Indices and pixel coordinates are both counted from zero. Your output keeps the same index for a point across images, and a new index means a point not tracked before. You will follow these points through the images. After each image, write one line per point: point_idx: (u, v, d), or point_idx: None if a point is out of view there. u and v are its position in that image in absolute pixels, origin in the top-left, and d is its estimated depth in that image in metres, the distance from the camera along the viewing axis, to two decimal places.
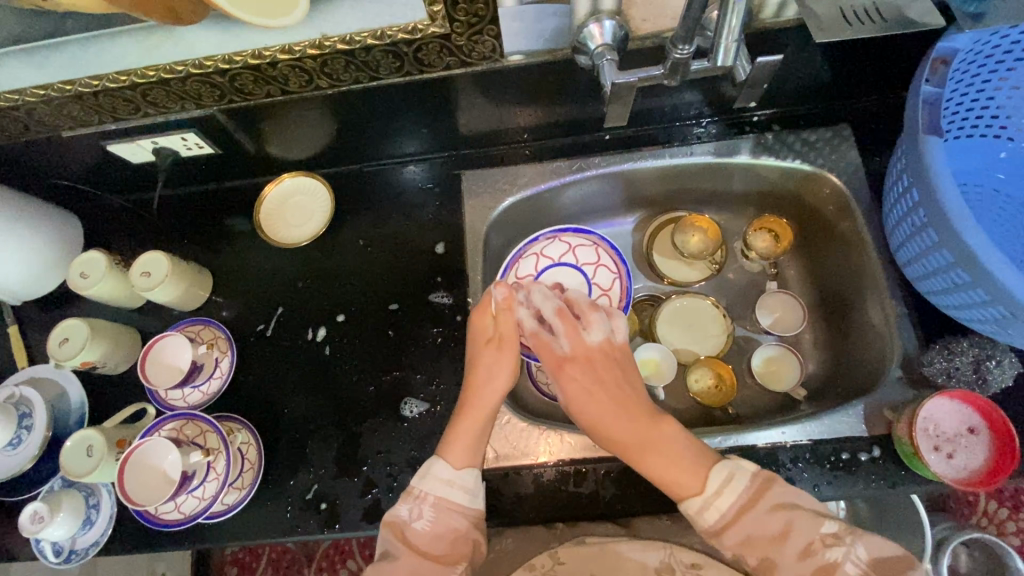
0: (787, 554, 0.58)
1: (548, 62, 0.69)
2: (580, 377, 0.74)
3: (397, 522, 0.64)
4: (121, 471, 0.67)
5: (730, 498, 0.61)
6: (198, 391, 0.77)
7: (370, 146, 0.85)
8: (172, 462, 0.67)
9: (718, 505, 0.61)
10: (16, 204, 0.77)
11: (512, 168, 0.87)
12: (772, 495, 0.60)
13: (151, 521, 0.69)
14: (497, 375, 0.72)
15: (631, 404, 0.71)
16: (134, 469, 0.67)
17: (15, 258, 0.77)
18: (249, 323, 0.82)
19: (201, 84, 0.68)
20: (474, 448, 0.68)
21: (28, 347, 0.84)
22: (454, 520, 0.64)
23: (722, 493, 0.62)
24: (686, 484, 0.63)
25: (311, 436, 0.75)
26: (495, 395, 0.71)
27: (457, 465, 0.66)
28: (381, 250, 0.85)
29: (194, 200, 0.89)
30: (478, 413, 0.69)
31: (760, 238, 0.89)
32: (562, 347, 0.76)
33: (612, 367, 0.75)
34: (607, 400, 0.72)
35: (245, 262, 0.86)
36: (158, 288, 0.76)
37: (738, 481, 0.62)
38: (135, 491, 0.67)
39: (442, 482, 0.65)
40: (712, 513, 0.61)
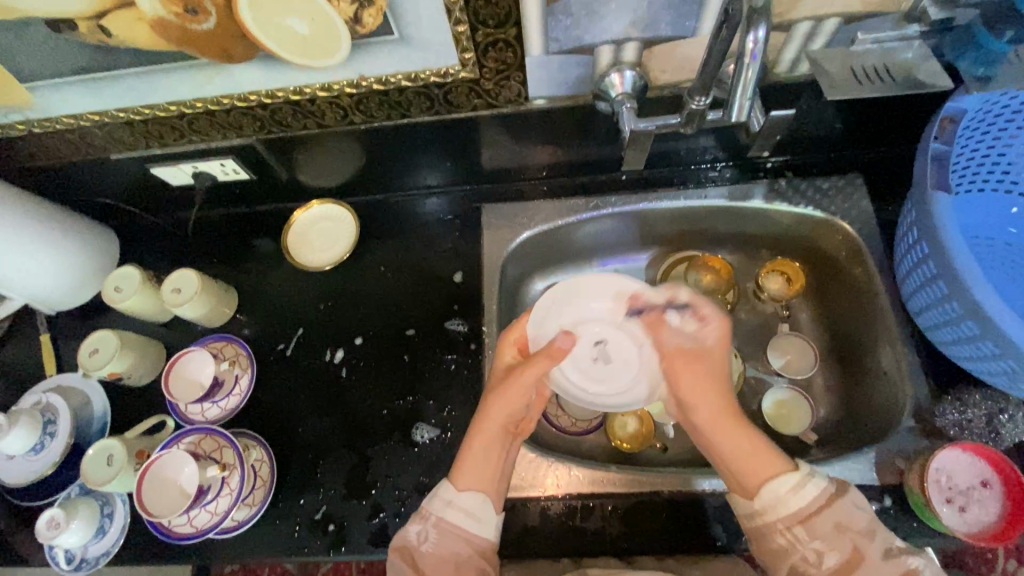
0: (873, 552, 0.56)
1: (569, 106, 0.72)
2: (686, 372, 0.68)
3: (407, 545, 0.63)
4: (141, 479, 0.68)
5: (807, 497, 0.59)
6: (218, 406, 0.79)
7: (395, 177, 0.89)
8: (188, 476, 0.69)
9: (800, 498, 0.59)
10: (71, 220, 0.83)
11: (532, 203, 0.91)
12: (844, 501, 0.58)
13: (165, 533, 0.69)
14: (517, 396, 0.69)
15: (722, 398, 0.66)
16: (152, 480, 0.69)
17: (72, 263, 0.82)
18: (270, 342, 0.85)
19: (243, 116, 0.73)
20: (483, 473, 0.66)
21: (58, 356, 0.87)
22: (458, 544, 0.63)
23: (799, 490, 0.59)
24: (757, 475, 0.61)
25: (323, 456, 0.76)
26: (509, 412, 0.68)
27: (462, 488, 0.66)
28: (400, 276, 0.87)
29: (225, 221, 0.93)
30: (485, 432, 0.68)
31: (774, 281, 0.90)
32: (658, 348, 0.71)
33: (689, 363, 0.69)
34: (709, 400, 0.66)
35: (270, 283, 0.89)
36: (187, 304, 0.79)
37: (817, 482, 0.59)
38: (153, 504, 0.68)
39: (445, 503, 0.65)
40: (788, 505, 0.59)
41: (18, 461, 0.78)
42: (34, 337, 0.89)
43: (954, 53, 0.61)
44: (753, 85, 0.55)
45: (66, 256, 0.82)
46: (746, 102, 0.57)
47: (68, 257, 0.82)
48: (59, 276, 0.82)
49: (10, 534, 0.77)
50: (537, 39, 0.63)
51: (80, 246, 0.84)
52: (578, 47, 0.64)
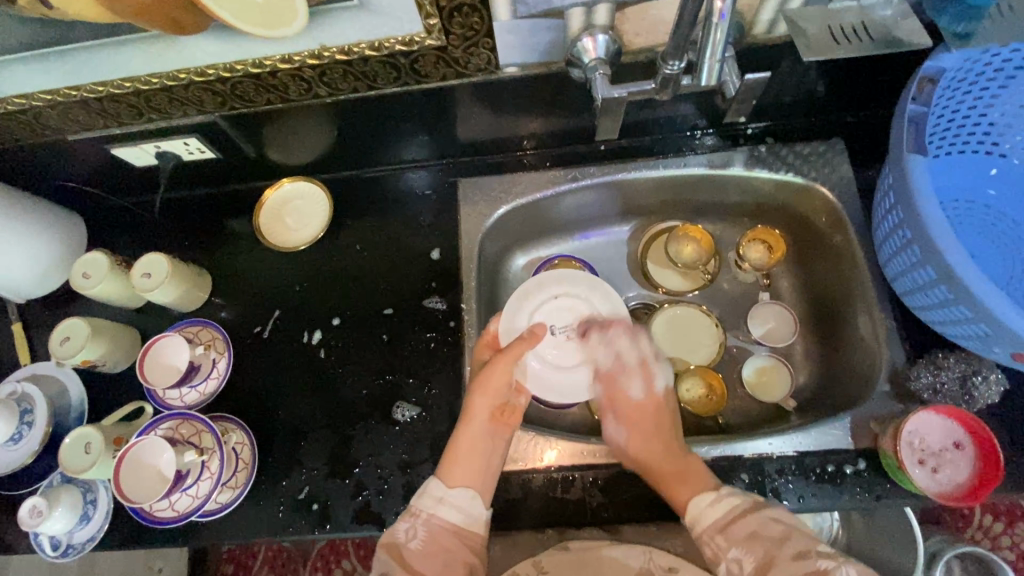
0: (783, 553, 0.58)
1: (542, 74, 0.70)
2: (640, 425, 0.74)
3: (394, 543, 0.63)
4: (117, 465, 0.66)
5: (722, 509, 0.63)
6: (196, 391, 0.78)
7: (373, 153, 0.86)
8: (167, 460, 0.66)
9: (714, 512, 0.64)
10: (19, 201, 0.79)
11: (510, 176, 0.89)
12: (756, 514, 0.62)
13: (144, 518, 0.67)
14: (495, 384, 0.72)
15: (674, 448, 0.70)
16: (129, 467, 0.67)
17: (26, 246, 0.79)
18: (247, 326, 0.84)
19: (203, 91, 0.70)
20: (470, 469, 0.68)
21: (31, 345, 0.86)
22: (446, 537, 0.64)
23: (716, 504, 0.64)
24: (687, 494, 0.66)
25: (305, 437, 0.76)
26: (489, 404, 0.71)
27: (452, 483, 0.67)
28: (377, 254, 0.86)
29: (195, 202, 0.91)
30: (473, 426, 0.70)
31: (754, 250, 0.91)
32: (635, 395, 0.77)
33: (656, 415, 0.75)
34: (648, 440, 0.71)
35: (245, 265, 0.87)
36: (157, 289, 0.78)
37: (733, 496, 0.64)
38: (131, 490, 0.66)
39: (436, 500, 0.66)
40: (709, 516, 0.64)
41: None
42: (5, 327, 0.87)
43: (934, 10, 0.59)
44: (722, 46, 0.54)
45: (17, 239, 0.78)
46: (715, 64, 0.56)
47: (21, 239, 0.78)
48: (17, 261, 0.79)
49: None
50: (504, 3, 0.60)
51: (34, 227, 0.80)
52: (548, 10, 0.61)
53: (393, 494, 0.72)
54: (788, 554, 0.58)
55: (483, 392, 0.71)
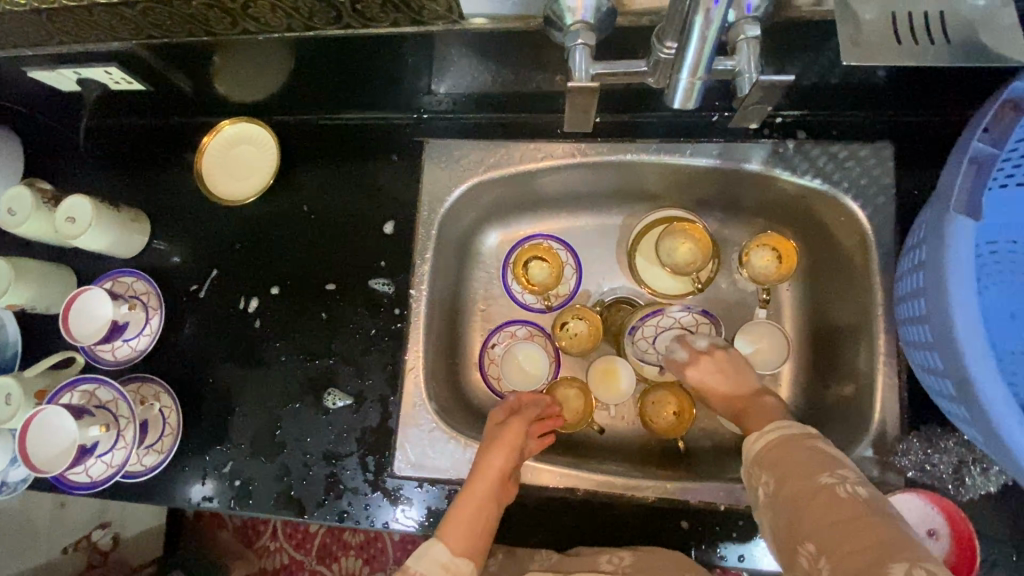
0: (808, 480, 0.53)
1: (517, 30, 0.56)
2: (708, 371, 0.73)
3: None
4: (23, 432, 0.63)
5: (775, 438, 0.60)
6: (129, 346, 0.74)
7: (329, 97, 0.74)
8: (72, 429, 0.63)
9: (764, 442, 0.60)
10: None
11: (485, 142, 0.76)
12: (806, 442, 0.57)
13: (59, 484, 0.66)
14: (509, 451, 0.67)
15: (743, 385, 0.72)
16: (37, 434, 0.63)
17: None
18: (181, 282, 0.77)
19: (113, 16, 0.57)
20: (473, 535, 0.63)
21: None
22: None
23: (771, 438, 0.60)
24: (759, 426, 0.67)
25: (232, 411, 0.73)
26: (507, 458, 0.66)
27: (455, 551, 0.63)
28: (324, 218, 0.76)
29: (135, 135, 0.81)
30: (488, 484, 0.64)
31: (762, 258, 0.77)
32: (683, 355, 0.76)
33: (720, 364, 0.73)
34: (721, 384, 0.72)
35: (184, 213, 0.79)
36: (81, 236, 0.71)
37: (789, 429, 0.60)
38: (40, 458, 0.63)
39: (437, 565, 0.61)
40: (761, 445, 0.60)
41: None
42: None
43: None
44: (706, 65, 0.44)
45: None
46: (694, 82, 0.45)
47: None
48: None
49: None
50: None
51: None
52: None
53: (316, 483, 0.69)
54: (814, 479, 0.53)
55: (499, 462, 0.65)
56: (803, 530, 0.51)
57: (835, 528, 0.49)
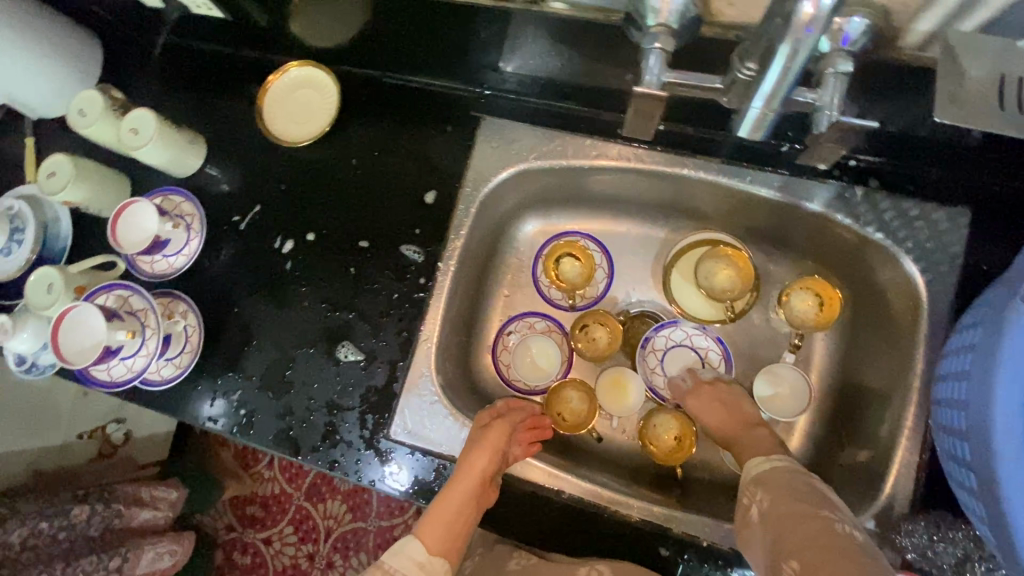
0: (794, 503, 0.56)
1: (598, 22, 0.55)
2: (703, 399, 0.75)
3: None
4: (56, 324, 0.67)
5: (769, 467, 0.62)
6: (166, 261, 0.77)
7: (396, 56, 0.74)
8: (100, 330, 0.67)
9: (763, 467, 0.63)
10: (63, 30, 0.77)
11: (543, 129, 0.74)
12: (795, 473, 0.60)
13: (83, 377, 0.71)
14: (492, 453, 0.67)
15: (739, 412, 0.73)
16: (67, 328, 0.67)
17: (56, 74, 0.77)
18: (224, 211, 0.79)
19: None
20: (448, 534, 0.65)
21: (37, 163, 0.87)
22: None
23: (770, 462, 0.63)
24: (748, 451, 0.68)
25: (249, 343, 0.75)
26: (489, 460, 0.67)
27: (431, 550, 0.65)
28: (368, 175, 0.76)
29: (209, 60, 0.83)
30: (466, 488, 0.65)
31: (801, 301, 0.75)
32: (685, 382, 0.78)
33: (716, 395, 0.75)
34: (716, 415, 0.73)
35: (239, 146, 0.81)
36: (141, 149, 0.73)
37: (782, 462, 0.62)
38: (66, 349, 0.67)
39: (413, 563, 0.64)
40: (761, 467, 0.63)
41: None
42: (18, 137, 0.88)
43: None
44: (782, 98, 0.44)
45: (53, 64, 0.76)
46: (766, 114, 0.45)
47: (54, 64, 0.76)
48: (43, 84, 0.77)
49: None
50: None
51: (67, 57, 0.78)
52: None
53: (314, 428, 0.71)
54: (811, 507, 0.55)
55: (479, 463, 0.66)
56: (787, 546, 0.52)
57: (812, 548, 0.51)
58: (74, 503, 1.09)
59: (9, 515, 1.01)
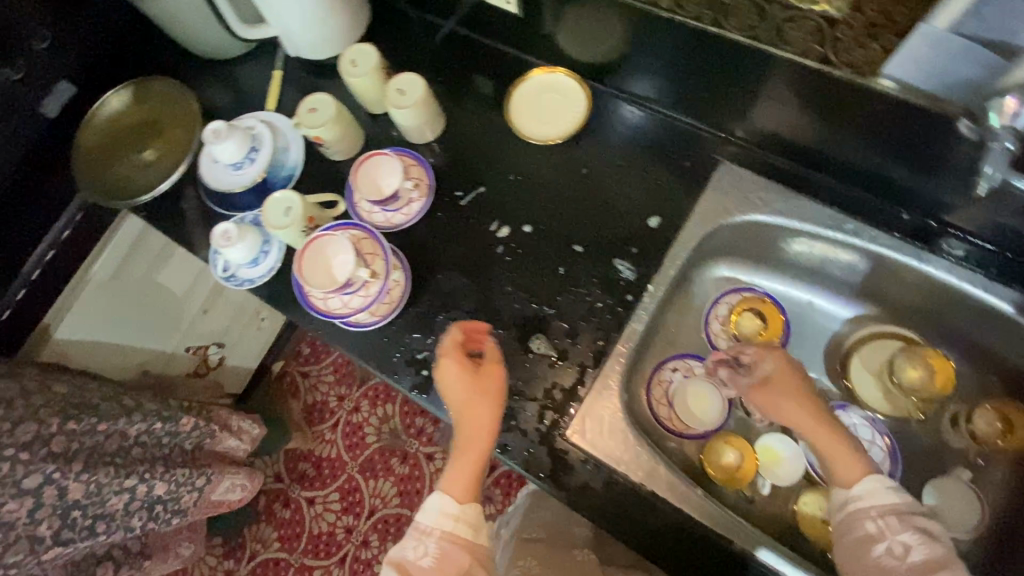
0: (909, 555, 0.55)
1: (918, 107, 0.57)
2: (782, 400, 0.68)
3: (404, 561, 0.60)
4: (306, 247, 0.75)
5: (875, 502, 0.59)
6: (383, 217, 0.82)
7: (658, 85, 0.77)
8: (343, 263, 0.74)
9: (869, 501, 0.59)
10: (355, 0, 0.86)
11: (778, 189, 0.77)
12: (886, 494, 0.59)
13: (303, 299, 0.78)
14: (466, 389, 0.67)
15: (820, 420, 0.66)
16: (314, 253, 0.75)
17: (336, 31, 0.86)
18: (449, 184, 0.83)
19: None
20: (465, 477, 0.64)
21: (280, 96, 0.93)
22: (461, 553, 0.60)
23: (869, 495, 0.59)
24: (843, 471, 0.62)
25: (446, 311, 0.78)
26: (477, 408, 0.66)
27: (460, 499, 0.63)
28: (596, 186, 0.80)
29: (465, 45, 0.89)
30: (477, 442, 0.65)
31: (986, 420, 0.75)
32: (764, 367, 0.72)
33: (792, 397, 0.68)
34: (805, 415, 0.67)
35: (475, 128, 0.86)
36: (399, 110, 0.78)
37: (887, 492, 0.59)
38: (308, 270, 0.75)
39: (448, 517, 0.62)
40: (869, 500, 0.59)
41: (220, 168, 0.87)
42: (268, 69, 0.95)
43: None
44: None
45: (337, 24, 0.85)
46: None
47: (338, 24, 0.85)
48: (320, 36, 0.85)
49: (192, 222, 0.89)
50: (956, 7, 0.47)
51: (348, 23, 0.86)
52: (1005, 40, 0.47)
53: None
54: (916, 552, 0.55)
55: (449, 391, 0.68)
56: None
57: None
58: (187, 414, 1.05)
59: (133, 407, 0.96)
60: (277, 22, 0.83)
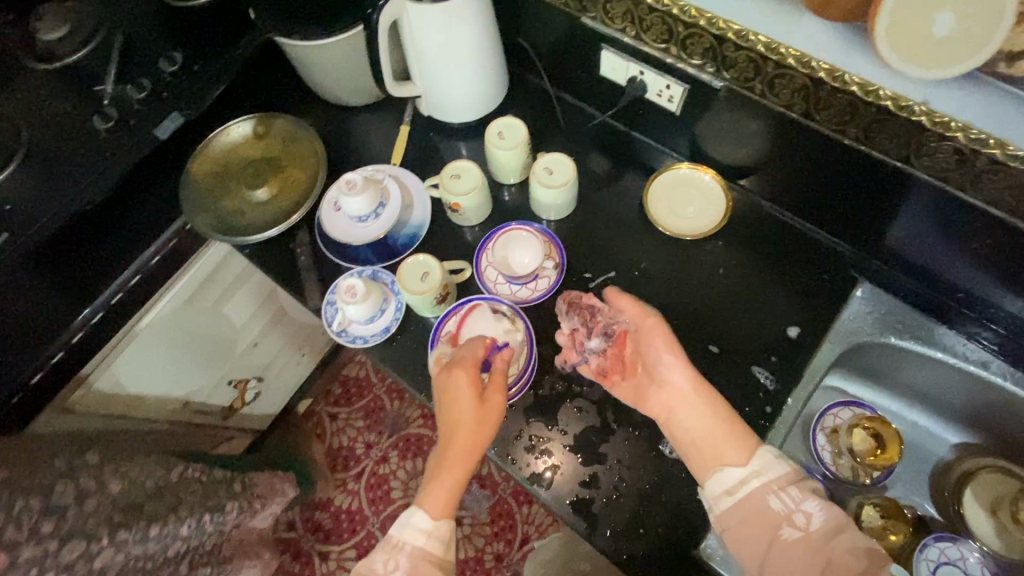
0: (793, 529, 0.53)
1: None
2: (672, 401, 0.67)
3: (372, 572, 0.59)
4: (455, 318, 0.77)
5: (765, 481, 0.57)
6: (508, 289, 0.80)
7: (802, 198, 0.78)
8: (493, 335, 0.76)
9: (760, 481, 0.58)
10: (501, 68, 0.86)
11: (912, 316, 0.78)
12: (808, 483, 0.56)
13: None
14: (455, 396, 0.66)
15: (710, 409, 0.65)
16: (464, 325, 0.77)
17: (479, 97, 0.86)
18: (578, 265, 0.82)
19: (746, 60, 0.64)
20: (450, 497, 0.63)
21: (404, 150, 0.92)
22: (427, 568, 0.59)
23: (761, 472, 0.58)
24: (730, 453, 0.61)
25: (572, 398, 0.75)
26: (455, 398, 0.66)
27: (435, 516, 0.62)
28: (730, 288, 0.80)
29: (601, 129, 0.90)
30: (460, 461, 0.64)
31: None
32: (677, 375, 0.67)
33: (696, 399, 0.66)
34: (693, 412, 0.65)
35: (607, 212, 0.85)
36: (545, 189, 0.78)
37: (779, 466, 0.58)
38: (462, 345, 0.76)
39: (416, 531, 0.61)
40: (754, 481, 0.58)
41: (340, 216, 0.84)
42: (394, 122, 0.94)
43: None
44: None
45: (483, 90, 0.85)
46: None
47: (484, 89, 0.85)
48: (463, 99, 0.85)
49: (300, 268, 0.86)
50: None
51: (490, 90, 0.86)
52: None
53: (618, 510, 0.70)
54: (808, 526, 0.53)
55: (442, 403, 0.67)
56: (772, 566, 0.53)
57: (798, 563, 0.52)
58: (232, 497, 0.81)
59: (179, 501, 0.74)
60: (428, 81, 0.83)
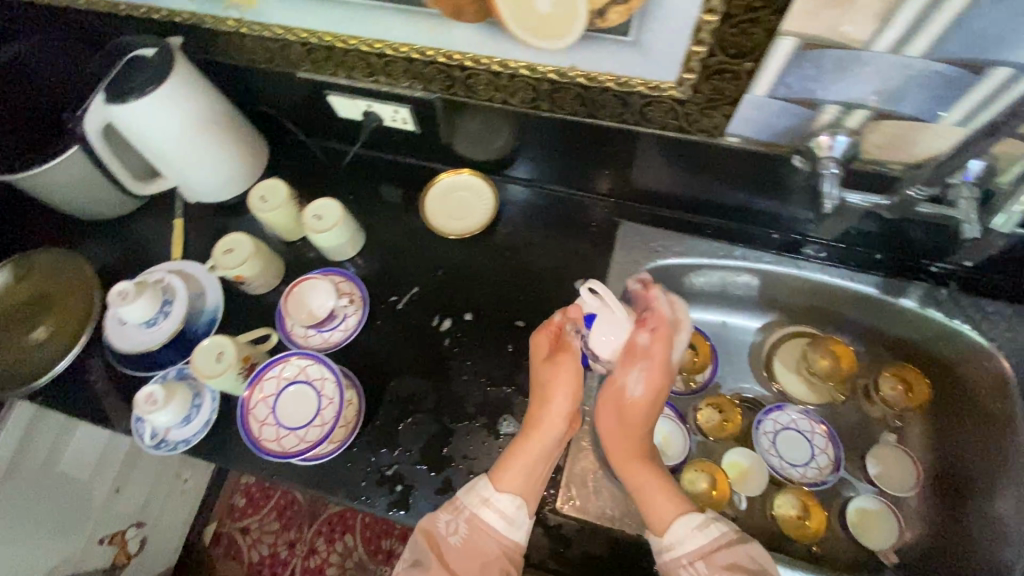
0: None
1: (764, 153, 0.70)
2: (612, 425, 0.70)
3: (433, 533, 0.63)
4: (261, 382, 0.76)
5: (702, 539, 0.59)
6: (320, 337, 0.81)
7: (551, 170, 0.88)
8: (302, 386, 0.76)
9: (693, 541, 0.60)
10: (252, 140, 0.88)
11: (674, 235, 0.88)
12: (740, 548, 0.58)
13: (276, 452, 0.72)
14: (556, 393, 0.69)
15: (637, 435, 0.71)
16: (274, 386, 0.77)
17: (236, 171, 0.87)
18: (382, 292, 0.86)
19: (437, 72, 0.72)
20: (527, 483, 0.66)
21: (185, 242, 0.91)
22: (487, 542, 0.62)
23: (700, 530, 0.60)
24: (660, 515, 0.63)
25: (408, 417, 0.77)
26: (558, 401, 0.69)
27: (502, 488, 0.64)
28: (521, 265, 0.87)
29: (369, 164, 0.95)
30: (539, 447, 0.67)
31: (890, 386, 0.86)
32: (635, 390, 0.70)
33: (638, 418, 0.70)
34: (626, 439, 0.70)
35: (395, 236, 0.90)
36: (321, 234, 0.81)
37: (720, 527, 0.60)
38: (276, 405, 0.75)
39: (482, 500, 0.64)
40: (688, 542, 0.60)
41: (132, 328, 0.81)
42: (168, 219, 0.93)
43: None
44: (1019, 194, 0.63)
45: (235, 163, 0.86)
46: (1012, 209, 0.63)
47: (236, 163, 0.86)
48: (219, 178, 0.86)
49: (104, 394, 0.82)
50: (766, 81, 0.61)
51: (246, 162, 0.88)
52: (806, 99, 0.61)
53: None
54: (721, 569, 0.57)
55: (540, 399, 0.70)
56: None
57: None
58: None
59: None
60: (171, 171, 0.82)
